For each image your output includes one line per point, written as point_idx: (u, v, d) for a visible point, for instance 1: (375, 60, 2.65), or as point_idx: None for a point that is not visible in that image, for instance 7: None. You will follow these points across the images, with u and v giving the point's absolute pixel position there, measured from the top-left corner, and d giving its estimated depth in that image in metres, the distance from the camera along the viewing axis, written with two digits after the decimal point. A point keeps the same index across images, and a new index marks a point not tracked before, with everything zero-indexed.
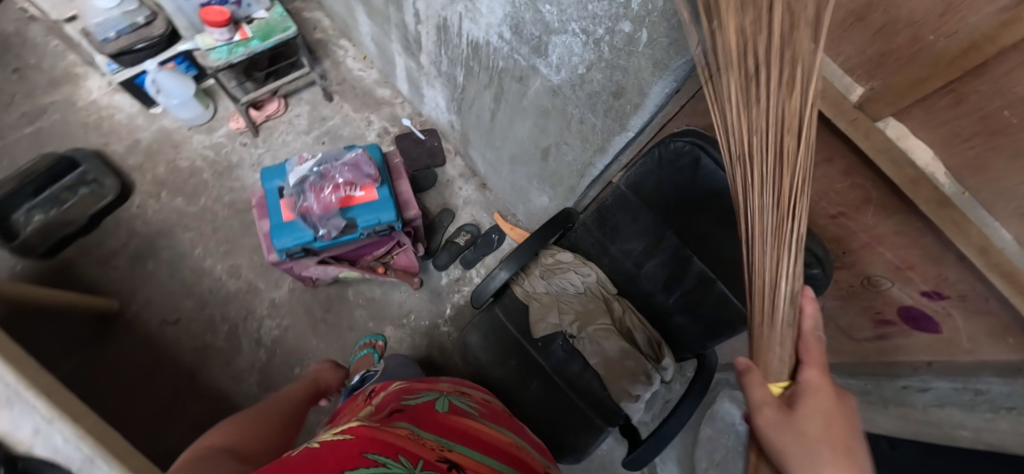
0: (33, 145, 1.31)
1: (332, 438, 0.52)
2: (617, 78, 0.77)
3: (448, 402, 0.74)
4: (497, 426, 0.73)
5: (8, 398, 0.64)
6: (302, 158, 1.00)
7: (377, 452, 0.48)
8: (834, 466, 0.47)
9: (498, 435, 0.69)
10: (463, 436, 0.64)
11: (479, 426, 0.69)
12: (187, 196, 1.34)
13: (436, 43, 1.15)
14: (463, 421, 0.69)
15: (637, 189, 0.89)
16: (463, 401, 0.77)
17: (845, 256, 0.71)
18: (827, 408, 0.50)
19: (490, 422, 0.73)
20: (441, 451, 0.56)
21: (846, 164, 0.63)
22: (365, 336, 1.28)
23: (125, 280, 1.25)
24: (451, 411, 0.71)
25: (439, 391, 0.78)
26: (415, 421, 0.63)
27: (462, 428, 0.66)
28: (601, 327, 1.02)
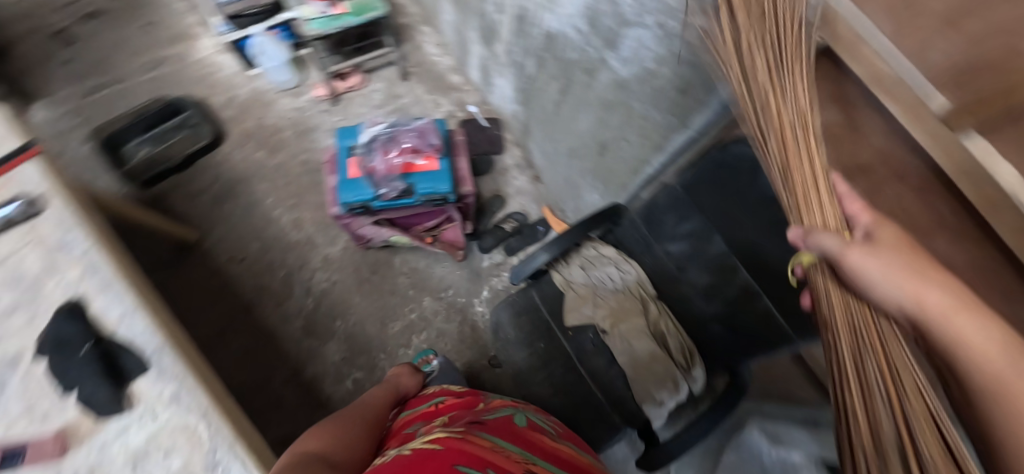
0: (150, 89, 1.48)
1: (425, 449, 0.57)
2: (685, 74, 0.78)
3: (527, 417, 0.74)
4: (576, 447, 0.72)
5: (105, 284, 0.74)
6: (374, 123, 1.10)
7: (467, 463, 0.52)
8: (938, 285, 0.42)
9: (581, 459, 0.68)
10: (544, 453, 0.64)
11: (558, 444, 0.69)
12: (268, 150, 1.46)
13: (513, 34, 1.20)
14: (540, 437, 0.68)
15: (691, 189, 0.88)
16: (542, 419, 0.77)
17: None
18: (899, 237, 0.46)
19: (567, 440, 0.72)
20: (525, 463, 0.57)
21: (920, 182, 0.60)
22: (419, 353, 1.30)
23: (205, 217, 1.38)
24: (529, 427, 0.71)
25: (515, 405, 0.78)
26: (498, 436, 0.64)
27: (547, 448, 0.65)
28: (634, 326, 1.02)
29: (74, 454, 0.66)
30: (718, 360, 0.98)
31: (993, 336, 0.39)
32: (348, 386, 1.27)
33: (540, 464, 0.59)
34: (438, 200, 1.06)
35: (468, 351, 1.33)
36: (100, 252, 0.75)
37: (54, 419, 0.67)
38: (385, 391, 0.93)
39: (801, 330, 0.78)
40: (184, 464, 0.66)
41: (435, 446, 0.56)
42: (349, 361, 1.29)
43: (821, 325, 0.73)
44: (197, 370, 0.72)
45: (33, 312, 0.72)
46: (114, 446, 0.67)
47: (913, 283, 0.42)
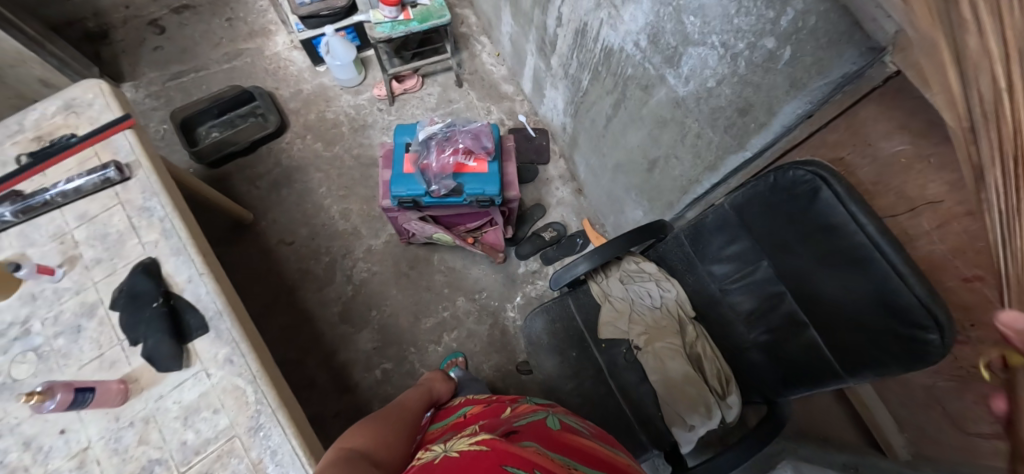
0: (226, 78, 1.59)
1: (473, 451, 0.56)
2: (746, 93, 0.78)
3: (559, 420, 0.73)
4: (612, 446, 0.70)
5: (177, 249, 0.79)
6: (432, 122, 1.13)
7: (514, 467, 0.51)
8: None
9: (623, 462, 0.67)
10: (580, 454, 0.62)
11: (594, 445, 0.67)
12: (325, 143, 1.54)
13: (571, 47, 1.23)
14: (577, 439, 0.67)
15: (741, 211, 0.87)
16: (573, 421, 0.75)
17: (972, 330, 0.61)
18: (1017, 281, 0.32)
19: (601, 442, 0.70)
20: (570, 469, 0.56)
21: None
22: (445, 356, 1.32)
23: (262, 200, 1.46)
24: (564, 429, 0.69)
25: (546, 409, 0.77)
26: (537, 441, 0.63)
27: (587, 450, 0.64)
28: (668, 346, 0.99)
29: (134, 402, 0.71)
30: (758, 390, 0.93)
31: None
32: (377, 375, 1.30)
33: (582, 469, 0.58)
34: (484, 202, 1.10)
35: (496, 355, 1.34)
36: (175, 218, 0.81)
37: (120, 367, 0.72)
38: (420, 393, 0.93)
39: (851, 367, 0.74)
40: (230, 424, 0.70)
41: (482, 447, 0.56)
42: (380, 351, 1.32)
43: (871, 362, 0.70)
44: (250, 336, 0.76)
45: (112, 267, 0.78)
46: (169, 399, 0.71)
47: None
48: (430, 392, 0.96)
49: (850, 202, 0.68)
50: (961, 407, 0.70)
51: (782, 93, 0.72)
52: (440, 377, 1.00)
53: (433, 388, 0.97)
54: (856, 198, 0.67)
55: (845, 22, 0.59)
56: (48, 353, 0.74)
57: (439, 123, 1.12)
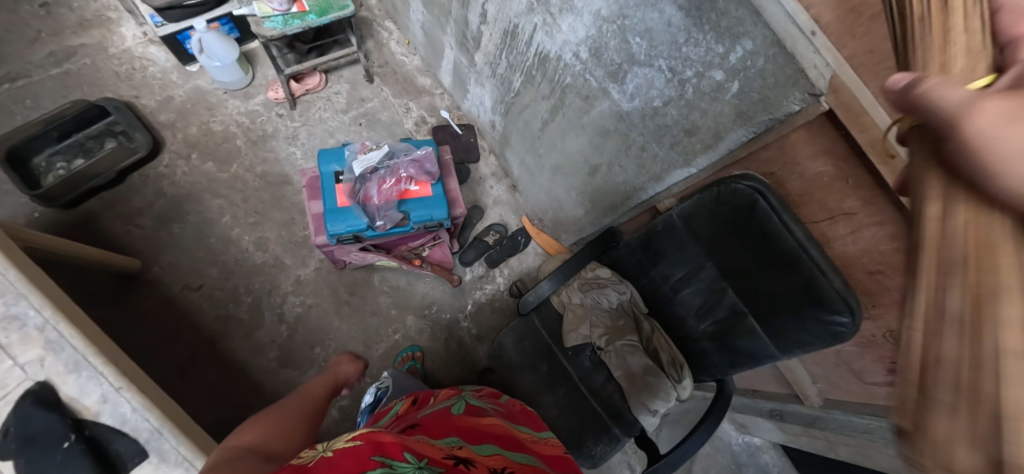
0: (59, 89, 1.25)
1: (345, 447, 0.59)
2: (694, 117, 0.79)
3: (466, 404, 0.87)
4: (509, 421, 0.86)
5: (76, 363, 0.64)
6: (364, 146, 0.99)
7: (384, 455, 0.56)
8: None
9: (521, 433, 0.84)
10: (475, 435, 0.76)
11: (492, 422, 0.82)
12: (219, 161, 1.32)
13: (499, 47, 1.16)
14: (476, 420, 0.81)
15: (688, 220, 0.92)
16: (480, 402, 0.90)
17: (874, 309, 0.78)
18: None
19: (502, 418, 0.86)
20: (451, 449, 0.66)
21: (896, 229, 0.66)
22: (403, 349, 1.30)
23: (150, 240, 1.23)
24: (465, 413, 0.82)
25: (458, 394, 0.91)
26: (440, 427, 0.75)
27: (481, 429, 0.78)
28: (627, 343, 1.06)
29: None
30: (708, 371, 1.02)
31: None
32: (334, 415, 1.22)
33: (468, 448, 0.68)
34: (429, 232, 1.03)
35: (456, 368, 1.32)
36: (62, 322, 0.65)
37: None
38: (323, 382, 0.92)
39: (785, 348, 0.86)
40: None
41: (356, 442, 0.59)
42: None
43: (801, 342, 0.83)
44: (204, 448, 0.66)
45: None
46: None
47: None
48: (336, 379, 0.95)
49: (781, 212, 0.77)
50: (861, 365, 0.87)
51: (729, 120, 0.74)
52: (347, 359, 1.01)
53: (339, 373, 0.97)
54: (788, 208, 0.76)
55: (792, 66, 0.63)
56: None
57: (373, 147, 0.99)
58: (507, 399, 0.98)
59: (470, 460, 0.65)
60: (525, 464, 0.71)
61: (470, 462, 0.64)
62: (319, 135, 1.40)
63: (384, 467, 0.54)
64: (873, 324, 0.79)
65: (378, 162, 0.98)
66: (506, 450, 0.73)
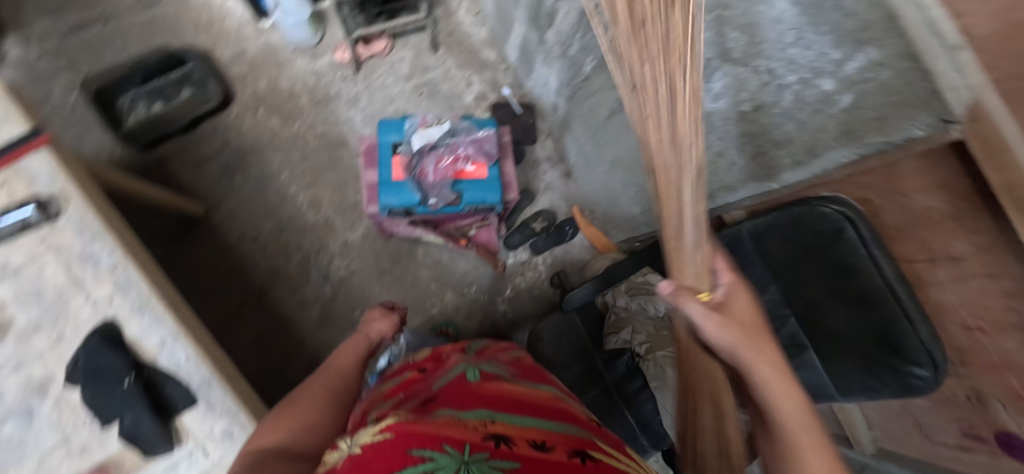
0: (144, 34, 1.32)
1: (373, 442, 0.47)
2: (786, 128, 0.71)
3: (480, 370, 0.74)
4: (530, 384, 0.72)
5: (139, 305, 0.67)
6: (425, 122, 1.00)
7: (421, 448, 0.45)
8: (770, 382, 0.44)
9: (548, 394, 0.70)
10: (502, 402, 0.62)
11: (515, 386, 0.69)
12: (283, 118, 1.35)
13: (574, 27, 1.10)
14: (500, 385, 0.68)
15: (760, 239, 0.84)
16: (495, 366, 0.77)
17: (962, 368, 0.69)
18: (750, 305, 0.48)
19: (523, 380, 0.74)
20: (486, 426, 0.53)
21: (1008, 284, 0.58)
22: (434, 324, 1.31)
23: (213, 188, 1.29)
24: (483, 380, 0.69)
25: (468, 360, 0.78)
26: (461, 403, 0.61)
27: (509, 396, 0.64)
28: (666, 356, 1.02)
29: None
30: None
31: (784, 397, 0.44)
32: None
33: (502, 421, 0.55)
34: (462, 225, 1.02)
35: None
36: (130, 266, 0.68)
37: (94, 453, 0.64)
38: (354, 348, 0.80)
39: (846, 391, 0.82)
40: None
41: (385, 435, 0.47)
42: None
43: (862, 386, 0.79)
44: (247, 405, 0.68)
45: (58, 335, 0.66)
46: None
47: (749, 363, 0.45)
48: (369, 342, 0.83)
49: (871, 245, 0.71)
50: (931, 421, 0.79)
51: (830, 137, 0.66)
52: (381, 316, 0.86)
53: (371, 335, 0.84)
54: (880, 242, 0.69)
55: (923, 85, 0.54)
56: None
57: (434, 125, 0.99)
58: (517, 356, 0.87)
59: (509, 436, 0.52)
60: (568, 432, 0.57)
61: (509, 442, 0.49)
62: (379, 102, 1.40)
63: (426, 463, 0.43)
64: (956, 381, 0.71)
65: (438, 138, 0.98)
66: (541, 418, 0.59)
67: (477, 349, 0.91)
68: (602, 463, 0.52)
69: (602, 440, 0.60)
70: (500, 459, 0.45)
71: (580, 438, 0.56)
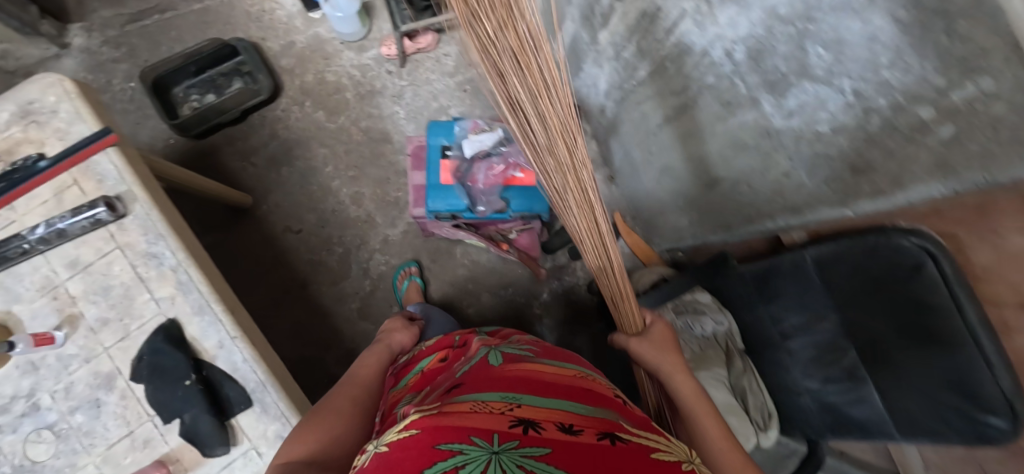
0: (198, 23, 1.34)
1: (398, 439, 0.46)
2: (869, 155, 0.67)
3: (502, 353, 0.70)
4: (554, 363, 0.69)
5: (201, 306, 0.69)
6: (476, 125, 0.94)
7: (449, 441, 0.43)
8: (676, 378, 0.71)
9: (573, 373, 0.67)
10: (527, 385, 0.59)
11: (538, 365, 0.66)
12: (328, 111, 1.35)
13: (631, 29, 1.05)
14: (524, 366, 0.64)
15: (824, 268, 0.81)
16: (514, 347, 0.74)
17: None
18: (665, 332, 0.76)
19: (546, 360, 0.70)
20: (511, 411, 0.51)
21: None
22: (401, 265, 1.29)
23: (260, 179, 1.30)
24: (506, 363, 0.66)
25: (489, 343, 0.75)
26: (483, 384, 0.58)
27: (533, 376, 0.61)
28: (713, 375, 0.97)
29: None
30: (798, 427, 0.93)
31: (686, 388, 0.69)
32: None
33: (528, 404, 0.53)
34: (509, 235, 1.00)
35: None
36: (192, 268, 0.69)
37: (157, 447, 0.66)
38: (375, 360, 0.84)
39: (910, 434, 0.76)
40: None
41: (411, 431, 0.46)
42: None
43: (928, 431, 0.73)
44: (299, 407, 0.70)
45: (124, 331, 0.68)
46: None
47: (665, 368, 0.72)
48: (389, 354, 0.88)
49: (955, 285, 0.65)
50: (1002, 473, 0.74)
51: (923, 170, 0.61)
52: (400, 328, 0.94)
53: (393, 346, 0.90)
54: (965, 282, 0.64)
55: None
56: (67, 431, 0.66)
57: (485, 129, 0.94)
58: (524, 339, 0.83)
59: (536, 421, 0.49)
60: (595, 413, 0.54)
61: (537, 426, 0.48)
62: (423, 97, 1.39)
63: (456, 457, 0.42)
64: None
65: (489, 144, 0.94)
66: (570, 399, 0.56)
67: (488, 335, 0.90)
68: (632, 442, 0.49)
69: (631, 420, 0.57)
70: (530, 446, 0.44)
71: (607, 419, 0.54)
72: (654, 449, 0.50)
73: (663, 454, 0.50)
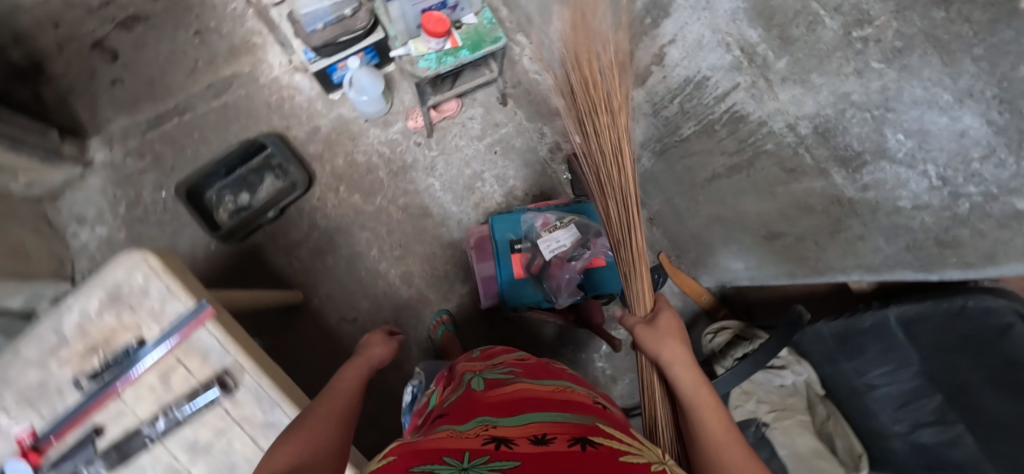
0: (221, 122, 1.33)
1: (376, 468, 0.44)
2: (958, 232, 0.70)
3: (483, 380, 0.69)
4: (539, 380, 0.66)
5: None
6: (546, 224, 1.05)
7: (423, 464, 0.41)
8: (681, 365, 0.69)
9: (549, 387, 0.64)
10: (506, 407, 0.57)
11: (520, 385, 0.64)
12: (364, 193, 1.34)
13: (672, 92, 1.05)
14: (506, 389, 0.63)
15: (909, 327, 0.84)
16: (497, 372, 0.72)
17: None
18: (670, 320, 0.76)
19: (527, 378, 0.68)
20: (485, 433, 0.49)
21: None
22: (436, 313, 1.30)
23: (307, 272, 1.29)
24: (489, 387, 0.65)
25: (473, 370, 0.74)
26: (466, 414, 0.57)
27: (517, 397, 0.60)
28: (799, 422, 1.05)
29: None
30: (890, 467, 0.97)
31: (693, 378, 0.68)
32: None
33: (503, 425, 0.52)
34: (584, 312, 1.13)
35: None
36: None
37: None
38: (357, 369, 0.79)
39: None
40: None
41: (388, 458, 0.45)
42: None
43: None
44: None
45: None
46: None
47: (674, 358, 0.70)
48: (369, 365, 0.82)
49: None
50: None
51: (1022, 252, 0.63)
52: (378, 340, 0.88)
53: (371, 358, 0.84)
54: None
55: None
56: None
57: (554, 226, 1.05)
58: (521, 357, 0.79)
59: (509, 440, 0.47)
60: (572, 420, 0.53)
61: (509, 443, 0.46)
62: (456, 165, 1.38)
63: None
64: None
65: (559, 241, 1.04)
66: (541, 412, 0.55)
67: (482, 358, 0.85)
68: (602, 446, 0.47)
69: (606, 423, 0.56)
70: (500, 459, 0.42)
71: (584, 425, 0.52)
72: (625, 452, 0.48)
73: (633, 457, 0.47)
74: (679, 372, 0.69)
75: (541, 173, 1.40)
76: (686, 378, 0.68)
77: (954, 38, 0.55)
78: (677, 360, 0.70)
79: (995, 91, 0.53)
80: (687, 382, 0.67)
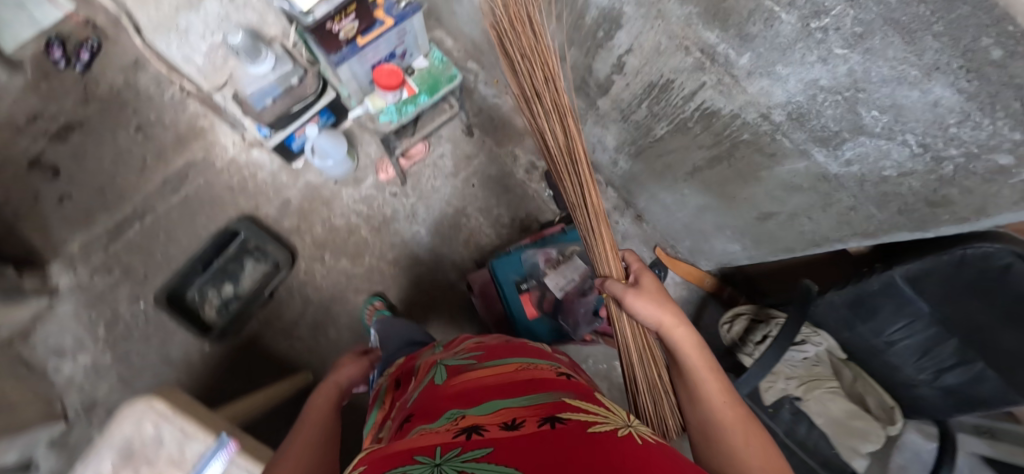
0: (185, 216, 1.27)
1: None
2: (946, 191, 0.72)
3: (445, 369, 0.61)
4: (506, 359, 0.60)
5: None
6: (549, 261, 1.08)
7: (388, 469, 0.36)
8: (677, 331, 0.61)
9: (520, 364, 0.58)
10: (474, 395, 0.50)
11: (484, 370, 0.57)
12: (351, 256, 1.30)
13: (639, 97, 1.05)
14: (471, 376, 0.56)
15: (916, 282, 0.83)
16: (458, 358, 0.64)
17: None
18: (651, 277, 0.67)
19: (492, 360, 0.61)
20: (456, 425, 0.43)
21: None
22: None
23: (311, 350, 1.25)
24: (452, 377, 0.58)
25: (436, 360, 0.67)
26: (429, 411, 0.50)
27: (482, 385, 0.52)
28: (828, 390, 1.09)
29: None
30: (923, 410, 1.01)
31: (690, 343, 0.60)
32: None
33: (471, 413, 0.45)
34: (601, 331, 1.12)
35: None
36: None
37: None
38: (328, 394, 0.79)
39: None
40: None
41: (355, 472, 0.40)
42: None
43: None
44: None
45: None
46: None
47: (669, 323, 0.61)
48: (339, 387, 0.82)
49: None
50: None
51: (1010, 200, 0.66)
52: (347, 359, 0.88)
53: (341, 379, 0.84)
54: None
55: None
56: None
57: (558, 262, 1.08)
58: (484, 340, 0.72)
59: (481, 427, 0.41)
60: (539, 399, 0.46)
61: (479, 429, 0.41)
62: (437, 207, 1.35)
63: None
64: None
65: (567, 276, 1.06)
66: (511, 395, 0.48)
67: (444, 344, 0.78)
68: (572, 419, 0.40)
69: (580, 395, 0.49)
70: (473, 449, 0.36)
71: (553, 401, 0.45)
72: (595, 422, 0.41)
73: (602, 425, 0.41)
74: (675, 341, 0.60)
75: (523, 195, 1.38)
76: (682, 344, 0.60)
77: (914, 19, 0.53)
78: (672, 326, 0.61)
79: (961, 62, 0.54)
80: (685, 348, 0.60)
